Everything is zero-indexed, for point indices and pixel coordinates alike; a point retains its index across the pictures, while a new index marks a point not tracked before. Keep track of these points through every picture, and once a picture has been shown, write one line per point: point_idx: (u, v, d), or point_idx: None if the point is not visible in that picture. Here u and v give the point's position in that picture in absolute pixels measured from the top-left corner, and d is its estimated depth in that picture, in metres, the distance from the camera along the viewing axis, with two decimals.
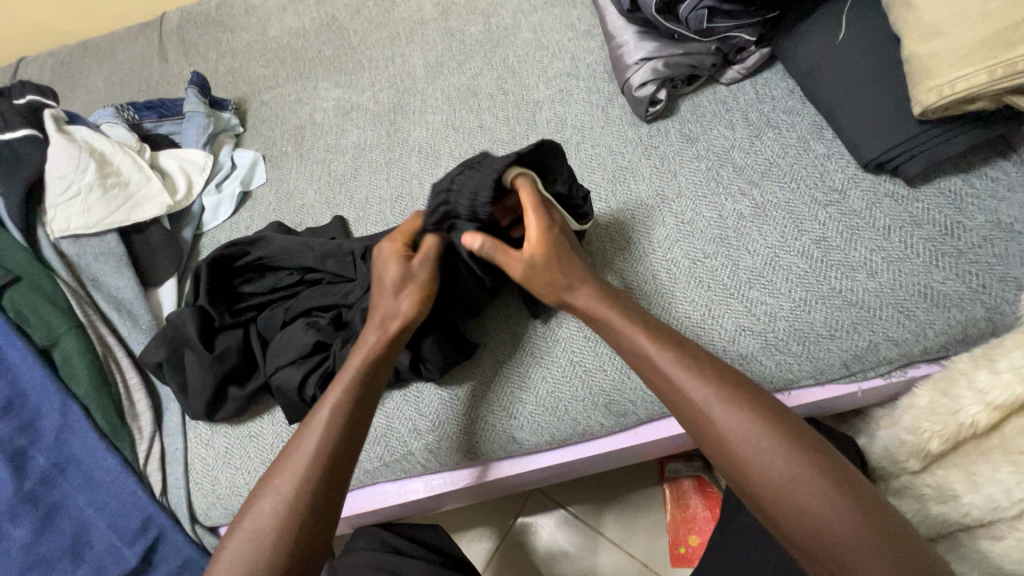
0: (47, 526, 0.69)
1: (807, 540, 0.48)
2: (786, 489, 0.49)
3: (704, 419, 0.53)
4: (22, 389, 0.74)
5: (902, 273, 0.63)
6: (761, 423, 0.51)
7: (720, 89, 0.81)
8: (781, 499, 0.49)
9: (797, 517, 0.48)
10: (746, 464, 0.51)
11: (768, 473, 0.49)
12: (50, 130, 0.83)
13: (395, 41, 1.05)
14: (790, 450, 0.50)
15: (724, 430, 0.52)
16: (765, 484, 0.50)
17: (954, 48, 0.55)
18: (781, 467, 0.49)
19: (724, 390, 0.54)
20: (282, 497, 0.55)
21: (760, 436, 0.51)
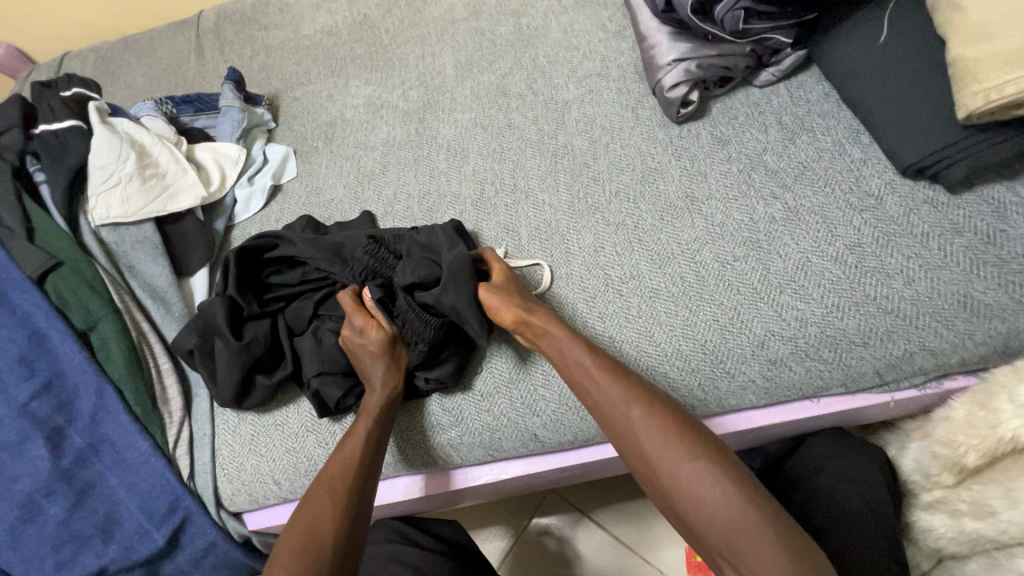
0: (81, 504, 0.71)
1: (709, 538, 0.51)
2: (686, 485, 0.52)
3: (617, 421, 0.58)
4: (61, 369, 0.75)
5: (940, 281, 0.61)
6: (665, 426, 0.56)
7: (753, 91, 0.80)
8: (684, 497, 0.52)
9: (697, 514, 0.51)
10: (650, 462, 0.55)
11: (673, 473, 0.53)
12: (94, 121, 0.86)
13: (426, 40, 1.06)
14: (691, 449, 0.53)
15: (634, 431, 0.57)
16: (670, 483, 0.53)
17: (1003, 51, 0.54)
18: (682, 466, 0.53)
19: (634, 394, 0.58)
20: (329, 511, 0.58)
21: (664, 438, 0.55)
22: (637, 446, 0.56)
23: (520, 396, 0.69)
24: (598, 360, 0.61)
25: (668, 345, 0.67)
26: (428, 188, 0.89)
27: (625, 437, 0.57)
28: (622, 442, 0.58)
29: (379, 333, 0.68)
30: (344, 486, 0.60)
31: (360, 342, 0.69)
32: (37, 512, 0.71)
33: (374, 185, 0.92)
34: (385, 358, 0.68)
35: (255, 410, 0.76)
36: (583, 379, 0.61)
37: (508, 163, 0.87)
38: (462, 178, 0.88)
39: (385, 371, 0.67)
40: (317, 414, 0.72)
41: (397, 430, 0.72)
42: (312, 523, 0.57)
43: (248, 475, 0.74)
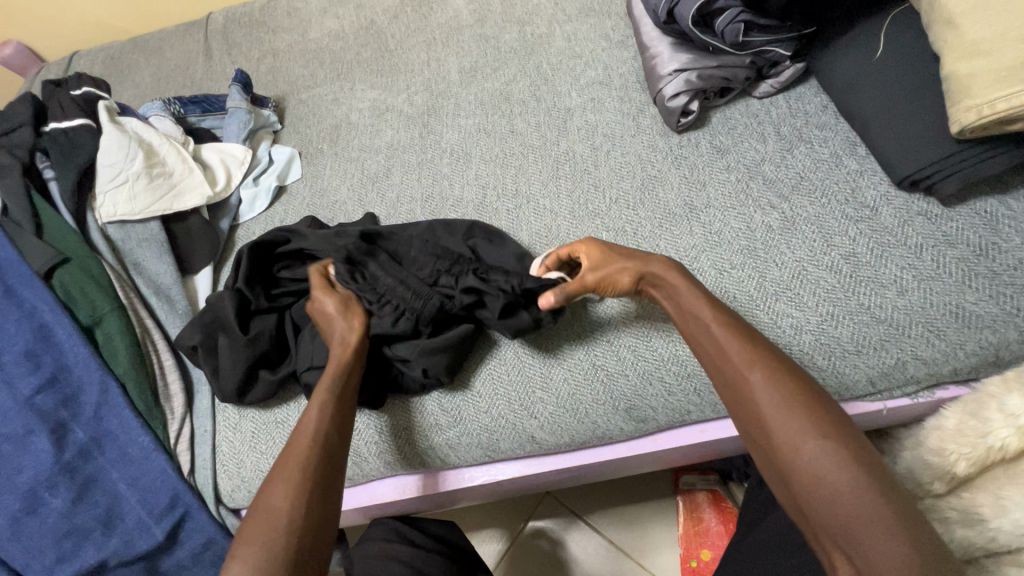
0: (82, 497, 0.72)
1: (826, 521, 0.47)
2: (811, 465, 0.48)
3: (743, 387, 0.54)
4: (65, 364, 0.76)
5: (933, 292, 0.62)
6: (798, 398, 0.51)
7: (753, 102, 0.81)
8: (806, 477, 0.48)
9: (818, 496, 0.47)
10: (774, 436, 0.50)
11: (798, 449, 0.49)
12: (103, 120, 0.87)
13: (431, 46, 1.08)
14: (827, 429, 0.49)
15: (758, 399, 0.52)
16: (793, 459, 0.49)
17: (995, 68, 0.55)
18: (809, 442, 0.48)
19: (770, 362, 0.54)
20: (293, 487, 0.57)
21: (795, 410, 0.50)
22: (761, 416, 0.52)
23: (519, 395, 0.70)
24: (727, 327, 0.57)
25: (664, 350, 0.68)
26: (431, 191, 0.90)
27: (749, 405, 0.53)
28: (745, 408, 0.53)
29: (332, 297, 0.70)
30: (300, 463, 0.58)
31: (320, 311, 0.71)
32: (38, 505, 0.72)
33: (378, 188, 0.94)
34: (340, 319, 0.69)
35: (256, 407, 0.77)
36: (711, 344, 0.57)
37: (511, 169, 0.88)
38: (465, 183, 0.89)
39: (342, 337, 0.68)
40: None
41: (395, 430, 0.73)
42: (265, 508, 0.56)
43: (248, 472, 0.75)
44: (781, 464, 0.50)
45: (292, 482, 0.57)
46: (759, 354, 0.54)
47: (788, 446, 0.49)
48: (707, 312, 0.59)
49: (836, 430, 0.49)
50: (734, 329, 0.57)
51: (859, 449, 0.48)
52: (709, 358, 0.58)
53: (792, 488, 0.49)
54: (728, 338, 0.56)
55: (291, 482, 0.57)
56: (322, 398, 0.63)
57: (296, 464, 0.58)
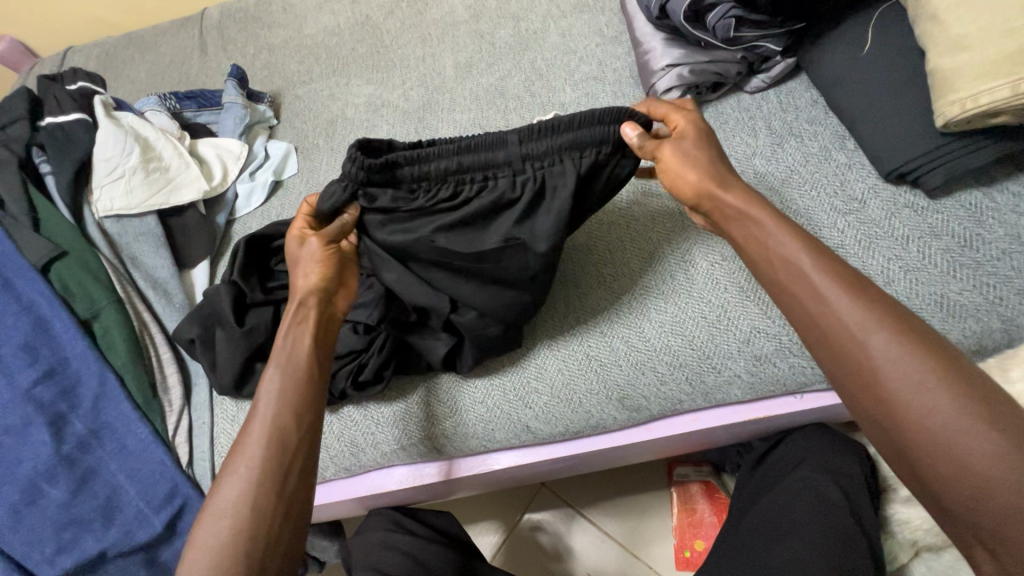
0: (81, 489, 0.73)
1: (960, 505, 0.39)
2: (927, 421, 0.40)
3: (865, 366, 0.44)
4: (64, 357, 0.77)
5: (918, 282, 0.64)
6: (924, 358, 0.42)
7: (744, 97, 0.83)
8: (940, 454, 0.39)
9: (939, 449, 0.39)
10: (903, 411, 0.41)
11: (930, 419, 0.40)
12: (99, 115, 0.87)
13: (427, 42, 1.08)
14: (967, 395, 0.40)
15: (871, 354, 0.44)
16: (918, 431, 0.41)
17: (978, 63, 0.56)
18: (932, 398, 0.40)
19: (902, 331, 0.44)
20: (245, 474, 0.50)
21: (934, 385, 0.41)
22: (891, 396, 0.42)
23: (513, 387, 0.71)
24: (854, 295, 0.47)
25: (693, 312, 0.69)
26: None
27: (868, 371, 0.44)
28: (868, 386, 0.44)
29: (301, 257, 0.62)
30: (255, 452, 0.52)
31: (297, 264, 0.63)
32: (37, 496, 0.72)
33: None
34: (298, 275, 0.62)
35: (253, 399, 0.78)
36: (818, 304, 0.48)
37: None
38: None
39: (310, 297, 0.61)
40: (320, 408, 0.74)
41: (381, 410, 0.74)
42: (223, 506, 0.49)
43: None
44: (911, 443, 0.41)
45: (245, 468, 0.51)
46: (893, 324, 0.44)
47: (912, 406, 0.41)
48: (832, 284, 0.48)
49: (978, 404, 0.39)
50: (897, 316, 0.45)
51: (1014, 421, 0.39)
52: (827, 348, 0.47)
53: (922, 470, 0.41)
54: (865, 324, 0.45)
55: (245, 468, 0.51)
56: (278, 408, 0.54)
57: (250, 495, 0.49)
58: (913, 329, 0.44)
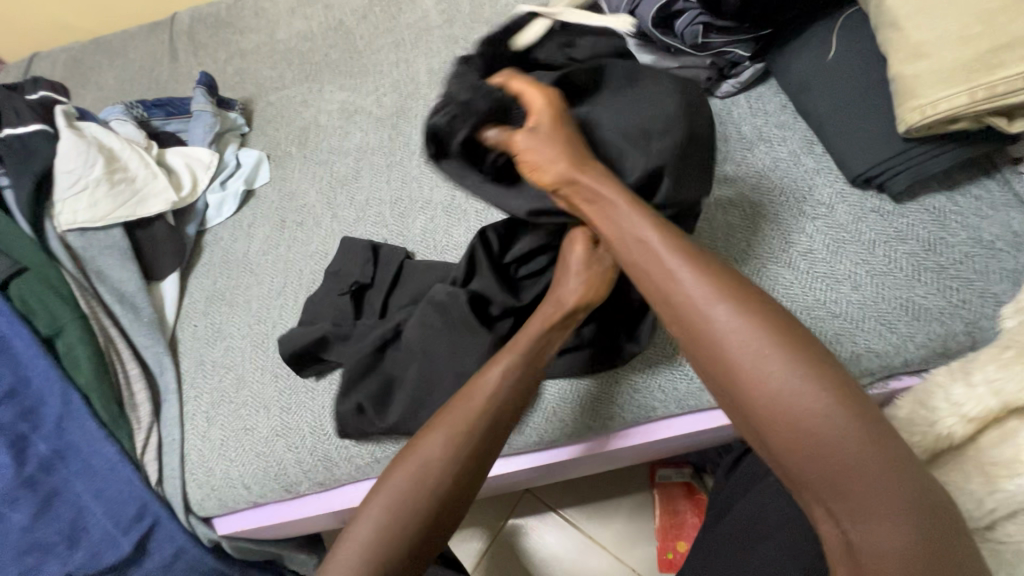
0: (45, 511, 0.71)
1: (807, 476, 0.41)
2: (774, 395, 0.42)
3: (717, 348, 0.45)
4: (25, 377, 0.75)
5: (885, 287, 0.64)
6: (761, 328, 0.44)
7: (715, 102, 0.83)
8: (787, 431, 0.41)
9: (782, 425, 0.41)
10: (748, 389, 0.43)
11: (775, 395, 0.42)
12: (61, 126, 0.85)
13: (400, 47, 1.07)
14: (800, 365, 0.42)
15: (716, 334, 0.45)
16: (763, 405, 0.42)
17: (937, 71, 0.57)
18: (771, 372, 0.42)
19: (745, 305, 0.46)
20: (387, 507, 0.49)
21: (774, 356, 0.43)
22: (735, 372, 0.44)
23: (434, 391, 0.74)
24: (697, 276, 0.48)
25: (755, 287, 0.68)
26: (401, 193, 0.90)
27: (713, 355, 0.45)
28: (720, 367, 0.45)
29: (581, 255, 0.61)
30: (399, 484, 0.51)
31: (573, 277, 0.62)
32: None
33: (347, 190, 0.93)
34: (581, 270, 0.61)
35: (225, 415, 0.77)
36: (673, 290, 0.49)
37: None
38: (434, 185, 0.90)
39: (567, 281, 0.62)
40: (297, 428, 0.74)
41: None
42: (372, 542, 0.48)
43: (217, 480, 0.75)
44: (759, 419, 0.43)
45: (384, 508, 0.49)
46: (738, 300, 0.46)
47: (756, 380, 0.43)
48: (685, 268, 0.49)
49: (815, 370, 0.42)
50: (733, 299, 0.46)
51: (847, 397, 0.41)
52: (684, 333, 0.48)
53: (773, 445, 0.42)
54: (709, 301, 0.46)
55: (382, 509, 0.49)
56: (442, 425, 0.53)
57: (385, 537, 0.48)
58: (751, 300, 0.46)
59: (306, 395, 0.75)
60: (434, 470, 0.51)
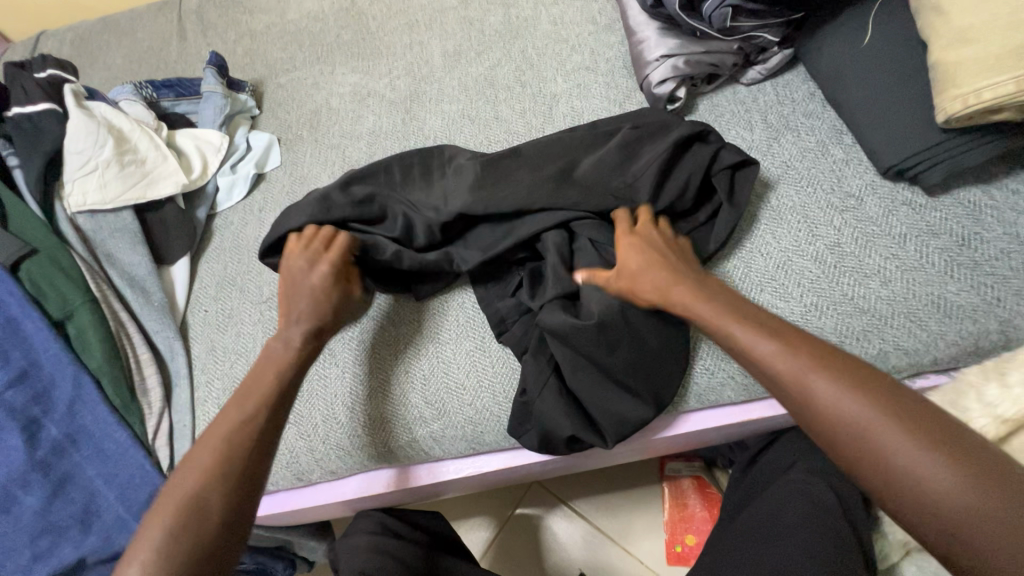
0: (57, 494, 0.71)
1: (903, 502, 0.42)
2: (883, 463, 0.43)
3: (803, 394, 0.47)
4: (36, 359, 0.75)
5: (915, 283, 0.62)
6: (855, 381, 0.46)
7: (740, 89, 0.80)
8: (878, 473, 0.43)
9: (866, 464, 0.43)
10: (829, 426, 0.45)
11: (898, 470, 0.42)
12: (70, 105, 0.83)
13: (414, 29, 1.05)
14: (931, 441, 0.42)
15: (820, 399, 0.46)
16: (853, 453, 0.44)
17: (981, 57, 0.55)
18: (897, 453, 0.42)
19: (829, 364, 0.47)
20: (166, 526, 0.49)
21: (883, 416, 0.44)
22: (835, 436, 0.45)
23: (433, 371, 0.72)
24: (783, 340, 0.50)
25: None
26: None
27: (812, 409, 0.47)
28: (812, 420, 0.47)
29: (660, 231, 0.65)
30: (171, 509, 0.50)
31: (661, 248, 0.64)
32: (11, 503, 0.70)
33: None
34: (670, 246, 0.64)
35: None
36: (760, 364, 0.51)
37: None
38: None
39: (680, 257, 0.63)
40: (314, 418, 0.73)
41: (364, 409, 0.72)
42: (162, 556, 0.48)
43: None
44: (851, 458, 0.44)
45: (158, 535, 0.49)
46: (832, 369, 0.47)
47: (877, 442, 0.43)
48: (765, 337, 0.51)
49: (896, 406, 0.44)
50: (830, 359, 0.48)
51: (930, 423, 0.43)
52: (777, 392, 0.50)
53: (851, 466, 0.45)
54: (808, 358, 0.48)
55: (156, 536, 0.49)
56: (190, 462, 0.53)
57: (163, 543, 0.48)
58: (834, 360, 0.48)
59: (318, 383, 0.74)
60: (181, 497, 0.51)
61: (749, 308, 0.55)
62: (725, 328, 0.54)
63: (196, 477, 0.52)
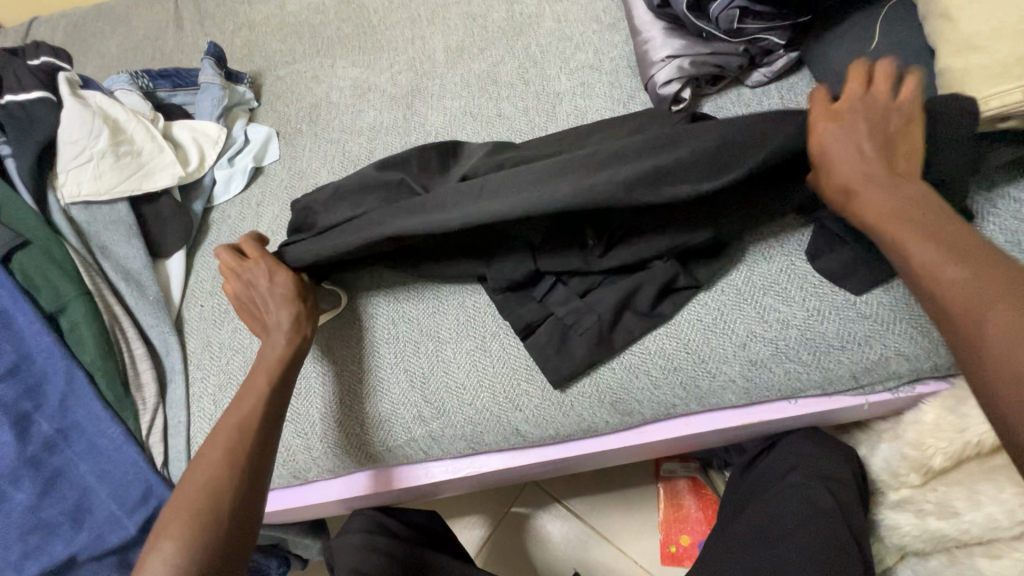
0: (49, 491, 0.70)
1: (1012, 412, 0.39)
2: (1003, 368, 0.40)
3: (906, 251, 0.48)
4: (27, 353, 0.73)
5: None
6: (1002, 287, 0.42)
7: (745, 91, 0.80)
8: (967, 304, 0.43)
9: (957, 297, 0.44)
10: (933, 278, 0.46)
11: (974, 301, 0.43)
12: (64, 93, 0.82)
13: (416, 23, 1.03)
14: None
15: (942, 288, 0.45)
16: (957, 309, 0.43)
17: (988, 64, 0.55)
18: (994, 322, 0.41)
19: (979, 265, 0.44)
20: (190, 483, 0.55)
21: (1015, 320, 0.40)
22: (935, 274, 0.46)
23: (434, 369, 0.71)
24: (912, 222, 0.48)
25: (834, 265, 0.64)
26: None
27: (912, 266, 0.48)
28: (921, 236, 0.48)
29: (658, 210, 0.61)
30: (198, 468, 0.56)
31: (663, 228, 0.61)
32: (1, 499, 0.69)
33: None
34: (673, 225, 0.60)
35: (233, 398, 0.75)
36: (879, 202, 0.51)
37: None
38: None
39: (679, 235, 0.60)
40: (310, 417, 0.72)
41: (363, 407, 0.72)
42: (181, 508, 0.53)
43: None
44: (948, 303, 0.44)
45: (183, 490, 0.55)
46: (975, 266, 0.44)
47: (984, 338, 0.41)
48: (925, 242, 0.47)
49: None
50: (976, 257, 0.45)
51: None
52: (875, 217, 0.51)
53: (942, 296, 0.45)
54: (937, 254, 0.46)
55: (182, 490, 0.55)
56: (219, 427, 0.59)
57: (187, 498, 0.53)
58: (997, 271, 0.43)
59: (315, 380, 0.73)
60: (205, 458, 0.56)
61: (922, 194, 0.51)
62: (879, 232, 0.50)
63: (220, 447, 0.57)
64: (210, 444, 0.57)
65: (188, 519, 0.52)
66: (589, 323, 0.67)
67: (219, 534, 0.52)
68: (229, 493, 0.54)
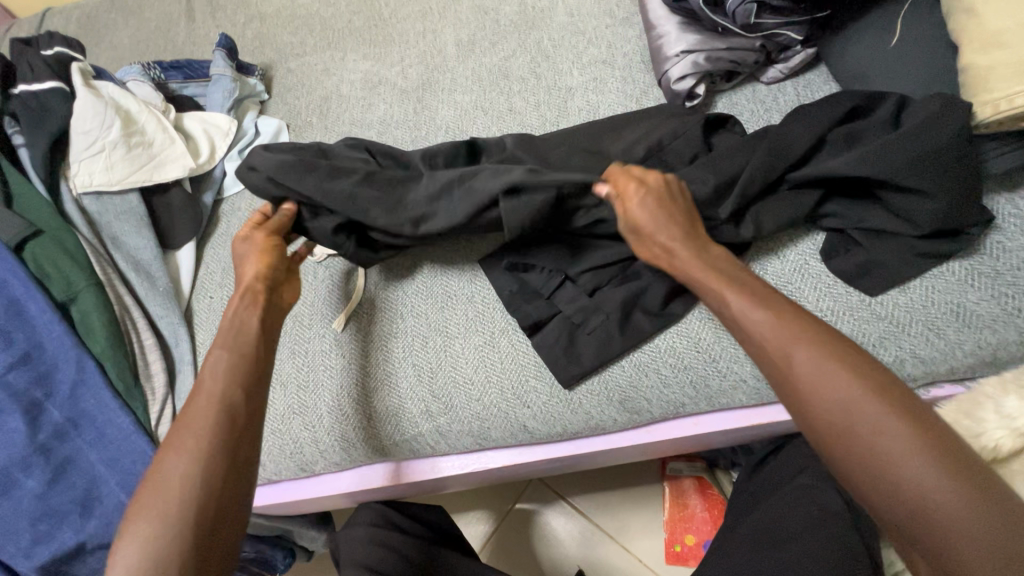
0: (59, 478, 0.70)
1: (890, 508, 0.41)
2: (893, 469, 0.41)
3: (782, 361, 0.47)
4: (39, 341, 0.74)
5: (935, 290, 0.61)
6: (859, 389, 0.43)
7: (760, 88, 0.79)
8: (839, 425, 0.43)
9: (837, 418, 0.43)
10: (804, 384, 0.45)
11: (851, 413, 0.43)
12: (76, 83, 0.82)
13: (427, 17, 1.03)
14: (938, 456, 0.40)
15: (804, 378, 0.45)
16: (833, 416, 0.43)
17: (1013, 61, 0.54)
18: (869, 421, 0.42)
19: (840, 359, 0.45)
20: (180, 460, 0.47)
21: (886, 418, 0.42)
22: (804, 388, 0.45)
23: (440, 363, 0.71)
24: (805, 332, 0.47)
25: (849, 267, 0.63)
26: None
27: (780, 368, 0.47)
28: (779, 339, 0.47)
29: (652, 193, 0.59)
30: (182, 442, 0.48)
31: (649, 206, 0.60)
32: (12, 486, 0.69)
33: None
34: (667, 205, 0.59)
35: None
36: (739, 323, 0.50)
37: None
38: None
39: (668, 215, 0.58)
40: (317, 410, 0.72)
41: (368, 400, 0.71)
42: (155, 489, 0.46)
43: None
44: (820, 422, 0.44)
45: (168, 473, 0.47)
46: (847, 364, 0.44)
47: (867, 433, 0.42)
48: (777, 325, 0.48)
49: (914, 426, 0.41)
50: (838, 351, 0.45)
51: (955, 452, 0.40)
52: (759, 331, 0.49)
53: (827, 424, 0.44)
54: (800, 345, 0.46)
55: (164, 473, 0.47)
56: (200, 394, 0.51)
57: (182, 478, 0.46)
58: (858, 368, 0.44)
59: (324, 373, 0.73)
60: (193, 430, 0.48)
61: (743, 278, 0.53)
62: (744, 327, 0.50)
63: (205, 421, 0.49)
64: (178, 425, 0.49)
65: (156, 519, 0.44)
66: (597, 322, 0.67)
67: (187, 534, 0.44)
68: (213, 477, 0.46)
